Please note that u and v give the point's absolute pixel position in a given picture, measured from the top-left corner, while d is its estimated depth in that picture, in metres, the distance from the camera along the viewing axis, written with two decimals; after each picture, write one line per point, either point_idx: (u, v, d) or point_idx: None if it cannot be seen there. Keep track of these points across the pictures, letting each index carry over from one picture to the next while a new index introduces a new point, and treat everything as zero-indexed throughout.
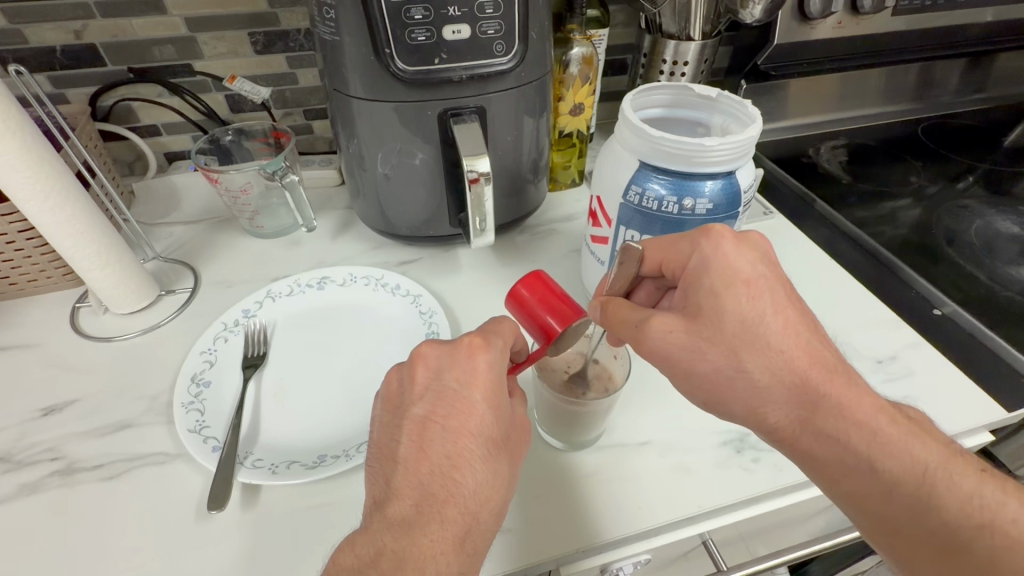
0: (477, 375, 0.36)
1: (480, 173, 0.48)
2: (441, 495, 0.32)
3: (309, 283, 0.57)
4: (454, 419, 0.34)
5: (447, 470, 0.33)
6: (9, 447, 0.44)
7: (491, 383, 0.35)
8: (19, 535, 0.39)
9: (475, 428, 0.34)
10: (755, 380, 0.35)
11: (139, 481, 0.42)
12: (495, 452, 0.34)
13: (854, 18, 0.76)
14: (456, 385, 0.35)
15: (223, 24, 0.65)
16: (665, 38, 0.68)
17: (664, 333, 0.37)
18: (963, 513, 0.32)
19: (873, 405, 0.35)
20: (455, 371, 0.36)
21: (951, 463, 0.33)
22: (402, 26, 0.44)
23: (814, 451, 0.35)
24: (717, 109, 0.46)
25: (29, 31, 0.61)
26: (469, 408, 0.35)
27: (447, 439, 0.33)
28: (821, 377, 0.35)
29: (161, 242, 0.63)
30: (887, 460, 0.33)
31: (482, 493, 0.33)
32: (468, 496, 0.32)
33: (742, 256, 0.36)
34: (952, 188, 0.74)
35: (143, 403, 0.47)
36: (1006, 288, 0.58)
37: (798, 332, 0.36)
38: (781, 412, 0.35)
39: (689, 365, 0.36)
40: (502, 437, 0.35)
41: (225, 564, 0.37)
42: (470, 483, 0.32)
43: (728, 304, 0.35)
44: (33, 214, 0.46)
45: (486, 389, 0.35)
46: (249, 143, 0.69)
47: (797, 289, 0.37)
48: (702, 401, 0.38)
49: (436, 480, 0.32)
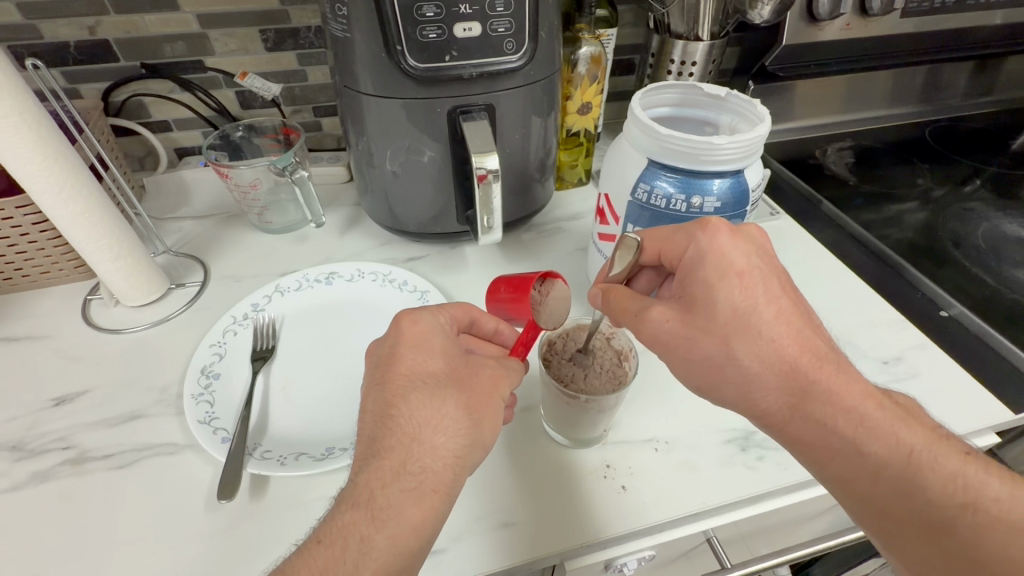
0: (404, 334, 0.38)
1: (487, 170, 0.48)
2: (378, 433, 0.34)
3: (317, 278, 0.58)
4: (388, 371, 0.36)
5: (384, 410, 0.35)
6: (22, 436, 0.44)
7: (416, 334, 0.38)
8: (31, 521, 0.39)
9: (406, 371, 0.36)
10: (748, 367, 0.35)
11: (148, 471, 0.42)
12: (429, 385, 0.36)
13: (862, 20, 0.76)
14: (389, 347, 0.38)
15: (234, 21, 0.65)
16: (673, 39, 0.68)
17: (662, 322, 0.37)
18: (946, 493, 0.32)
19: (862, 391, 0.35)
20: (387, 338, 0.39)
21: (936, 446, 0.34)
22: (414, 24, 0.44)
23: (805, 435, 0.35)
24: (724, 108, 0.47)
25: (44, 26, 0.61)
26: (400, 358, 0.37)
27: (383, 388, 0.36)
28: (812, 365, 0.35)
29: (171, 236, 0.64)
30: (874, 443, 0.33)
31: (422, 416, 0.34)
32: (405, 423, 0.34)
33: (736, 246, 0.37)
34: (958, 192, 0.74)
35: (153, 395, 0.47)
36: (1012, 291, 0.58)
37: (790, 321, 0.36)
38: (770, 398, 0.35)
39: (685, 353, 0.37)
40: (436, 373, 0.37)
41: (232, 552, 0.37)
42: (405, 413, 0.34)
43: (720, 295, 0.36)
44: (48, 207, 0.46)
45: (413, 341, 0.38)
46: (258, 139, 0.70)
47: (789, 280, 0.37)
48: (698, 387, 0.38)
49: (376, 423, 0.34)
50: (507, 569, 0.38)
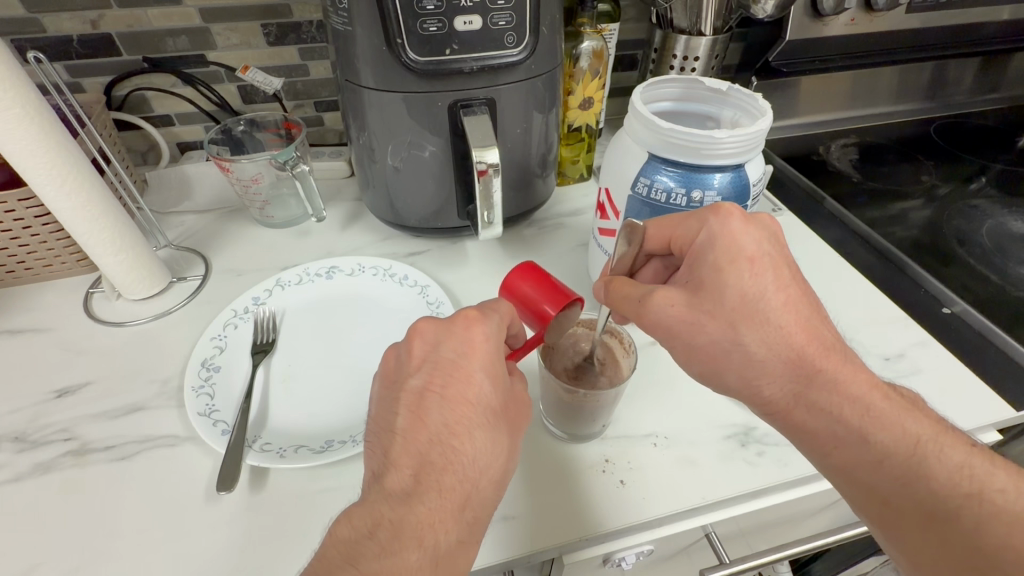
0: (474, 347, 0.36)
1: (488, 164, 0.48)
2: (437, 463, 0.32)
3: (317, 272, 0.58)
4: (452, 389, 0.34)
5: (446, 438, 0.33)
6: (25, 427, 0.45)
7: (488, 354, 0.36)
8: (31, 510, 0.39)
9: (473, 397, 0.34)
10: (752, 353, 0.35)
11: (150, 462, 0.42)
12: (492, 422, 0.34)
13: (868, 14, 0.75)
14: (454, 356, 0.35)
15: (236, 15, 0.65)
16: (675, 33, 0.68)
17: (665, 307, 0.37)
18: (950, 482, 0.32)
19: (867, 381, 0.35)
20: (453, 342, 0.36)
21: (941, 437, 0.34)
22: (414, 16, 0.44)
23: (807, 424, 0.35)
24: (727, 102, 0.46)
25: (47, 21, 0.61)
26: (467, 377, 0.35)
27: (445, 408, 0.34)
28: (819, 354, 0.35)
29: (173, 230, 0.64)
30: (878, 433, 0.33)
31: (482, 461, 0.33)
32: (467, 465, 0.32)
33: (749, 233, 0.36)
34: (964, 189, 0.73)
35: (154, 387, 0.48)
36: (1017, 289, 0.58)
37: (799, 309, 0.36)
38: (775, 385, 0.35)
39: (690, 338, 0.36)
40: (500, 407, 0.35)
41: (225, 548, 0.37)
42: (469, 451, 0.33)
43: (731, 280, 0.35)
44: (50, 199, 0.47)
45: (483, 359, 0.35)
46: (260, 134, 0.70)
47: (799, 268, 0.37)
48: (698, 373, 0.38)
49: (435, 448, 0.32)
50: (506, 561, 0.38)
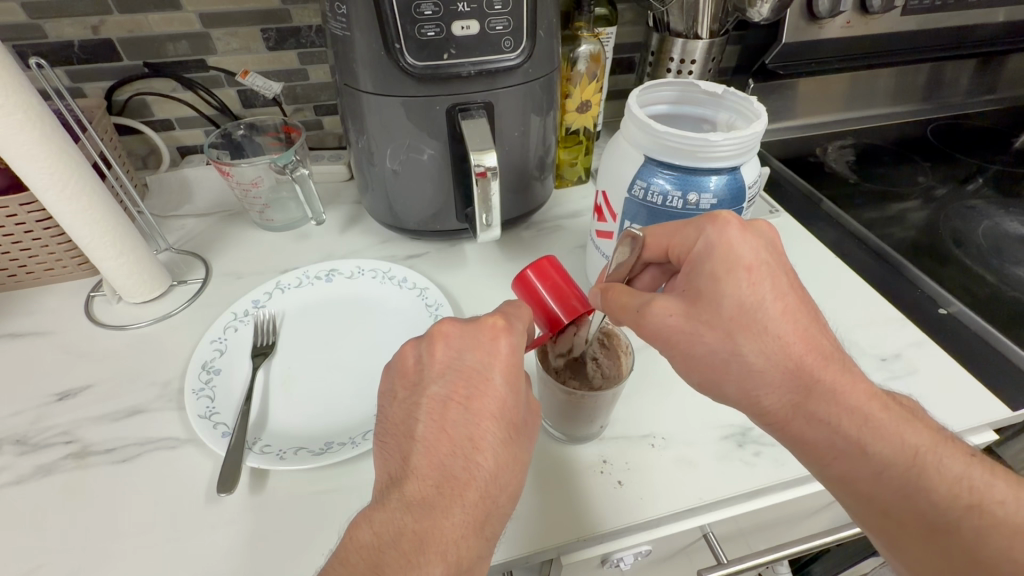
0: (500, 358, 0.35)
1: (486, 167, 0.48)
2: (461, 477, 0.31)
3: (317, 275, 0.58)
4: (476, 400, 0.34)
5: (469, 451, 0.32)
6: (27, 429, 0.45)
7: (514, 366, 0.35)
8: (32, 512, 0.40)
9: (498, 411, 0.33)
10: (752, 363, 0.35)
11: (151, 464, 0.43)
12: (514, 436, 0.34)
13: (863, 17, 0.76)
14: (479, 365, 0.35)
15: (236, 20, 0.66)
16: (672, 36, 0.68)
17: (664, 317, 0.37)
18: (949, 494, 0.32)
19: (866, 390, 0.35)
20: (479, 351, 0.35)
21: (940, 448, 0.34)
22: (412, 21, 0.44)
23: (807, 434, 0.35)
24: (722, 105, 0.47)
25: (49, 26, 0.62)
26: (492, 390, 0.34)
27: (469, 420, 0.33)
28: (816, 363, 0.35)
29: (173, 234, 0.65)
30: (876, 443, 0.34)
31: (503, 477, 0.32)
32: (489, 481, 0.32)
33: (746, 242, 0.36)
34: (961, 190, 0.74)
35: (155, 389, 0.48)
36: (1013, 289, 0.58)
37: (796, 318, 0.36)
38: (774, 395, 0.35)
39: (688, 347, 0.37)
40: (521, 421, 0.34)
41: (225, 549, 0.38)
42: (491, 467, 0.32)
43: (727, 289, 0.35)
44: (51, 203, 0.47)
45: (508, 371, 0.35)
46: (260, 138, 0.70)
47: (797, 276, 0.37)
48: (698, 383, 0.38)
49: (458, 461, 0.32)
50: (506, 562, 0.38)
